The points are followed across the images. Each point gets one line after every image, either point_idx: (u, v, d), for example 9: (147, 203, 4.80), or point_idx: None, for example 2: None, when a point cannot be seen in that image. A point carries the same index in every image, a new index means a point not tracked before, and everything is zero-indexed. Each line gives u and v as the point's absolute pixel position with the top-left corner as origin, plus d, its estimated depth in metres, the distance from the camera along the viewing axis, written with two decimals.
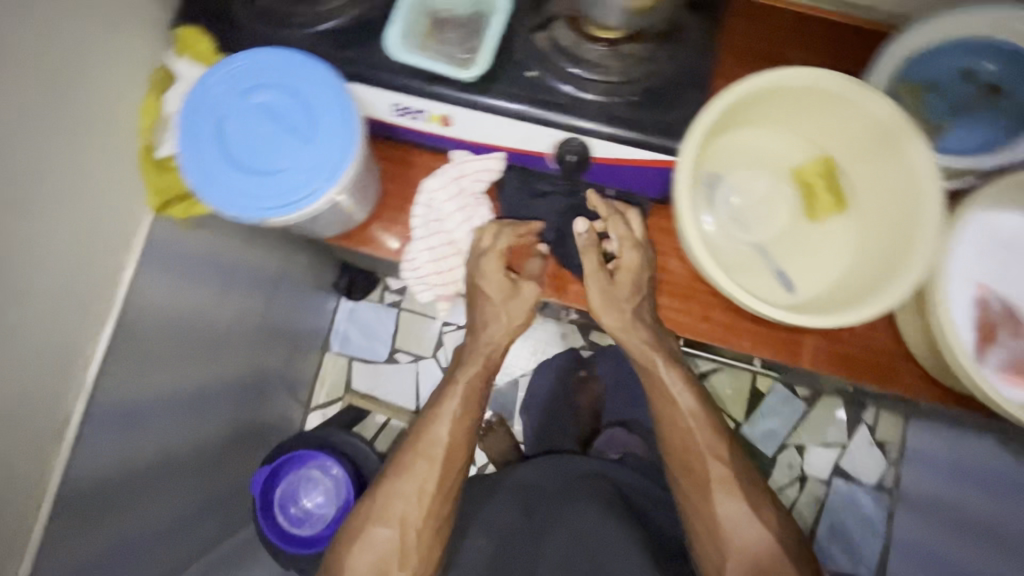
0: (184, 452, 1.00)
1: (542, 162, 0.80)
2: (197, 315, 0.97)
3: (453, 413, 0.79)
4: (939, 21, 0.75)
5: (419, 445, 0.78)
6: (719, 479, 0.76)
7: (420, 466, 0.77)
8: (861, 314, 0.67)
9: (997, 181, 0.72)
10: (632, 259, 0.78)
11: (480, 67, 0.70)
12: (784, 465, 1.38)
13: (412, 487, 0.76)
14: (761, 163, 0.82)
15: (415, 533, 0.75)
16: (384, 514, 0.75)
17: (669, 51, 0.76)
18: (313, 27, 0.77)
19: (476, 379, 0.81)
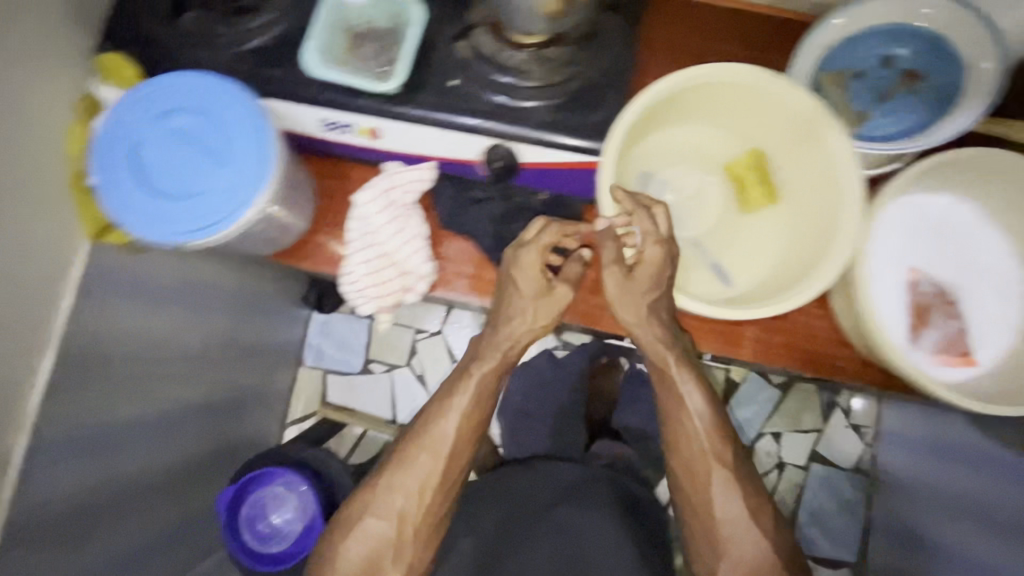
0: (159, 475, 0.97)
1: (472, 169, 0.80)
2: (161, 341, 0.94)
3: (462, 408, 0.69)
4: (853, 11, 0.76)
5: (422, 441, 0.68)
6: (722, 480, 0.66)
7: (420, 462, 0.67)
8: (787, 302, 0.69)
9: (916, 166, 0.72)
10: (655, 256, 0.68)
11: (399, 80, 0.70)
12: (762, 454, 1.36)
13: (410, 482, 0.67)
14: (694, 159, 0.84)
15: (411, 530, 0.67)
16: (375, 510, 0.67)
17: (591, 53, 0.76)
18: (236, 46, 0.77)
19: (489, 377, 0.69)
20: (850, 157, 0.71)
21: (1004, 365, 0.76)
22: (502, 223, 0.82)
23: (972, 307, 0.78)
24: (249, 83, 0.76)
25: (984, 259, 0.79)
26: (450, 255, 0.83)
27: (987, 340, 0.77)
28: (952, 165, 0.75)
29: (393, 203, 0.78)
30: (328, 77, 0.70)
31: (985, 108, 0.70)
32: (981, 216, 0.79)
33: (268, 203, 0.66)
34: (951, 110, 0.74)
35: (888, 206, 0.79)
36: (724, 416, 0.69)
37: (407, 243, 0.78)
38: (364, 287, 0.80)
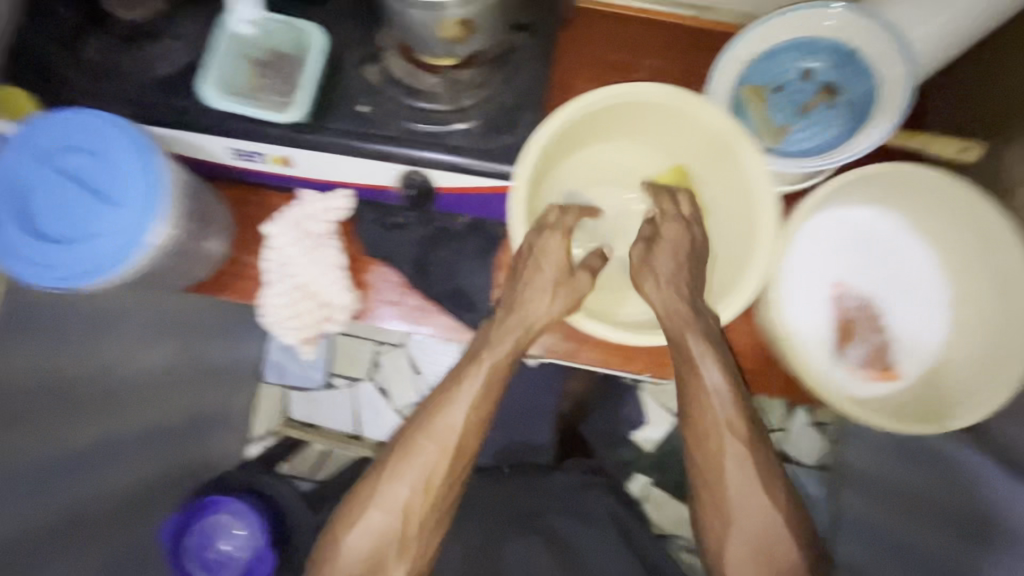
0: (112, 504, 0.90)
1: (389, 195, 0.78)
2: (103, 369, 0.86)
3: (470, 396, 0.66)
4: (767, 26, 0.75)
5: (427, 430, 0.66)
6: (732, 457, 0.65)
7: (424, 451, 0.66)
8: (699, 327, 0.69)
9: (829, 183, 0.71)
10: (673, 231, 0.69)
11: (302, 107, 0.69)
12: None
13: (415, 471, 0.66)
14: (619, 176, 0.84)
15: (417, 521, 0.67)
16: (380, 502, 0.66)
17: (505, 74, 0.74)
18: (147, 74, 0.73)
19: (503, 362, 0.67)
20: (762, 175, 0.70)
21: (925, 380, 0.76)
22: (425, 247, 0.81)
23: (897, 320, 0.78)
24: (150, 113, 0.73)
25: (907, 273, 0.79)
26: (374, 282, 0.81)
27: (910, 354, 0.77)
28: (867, 181, 0.74)
29: (309, 234, 0.77)
30: (224, 106, 0.68)
31: (893, 124, 0.69)
32: (905, 228, 0.78)
33: (159, 244, 0.65)
34: (864, 125, 0.73)
35: (809, 222, 0.78)
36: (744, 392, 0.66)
37: (326, 273, 0.76)
38: (283, 319, 0.77)
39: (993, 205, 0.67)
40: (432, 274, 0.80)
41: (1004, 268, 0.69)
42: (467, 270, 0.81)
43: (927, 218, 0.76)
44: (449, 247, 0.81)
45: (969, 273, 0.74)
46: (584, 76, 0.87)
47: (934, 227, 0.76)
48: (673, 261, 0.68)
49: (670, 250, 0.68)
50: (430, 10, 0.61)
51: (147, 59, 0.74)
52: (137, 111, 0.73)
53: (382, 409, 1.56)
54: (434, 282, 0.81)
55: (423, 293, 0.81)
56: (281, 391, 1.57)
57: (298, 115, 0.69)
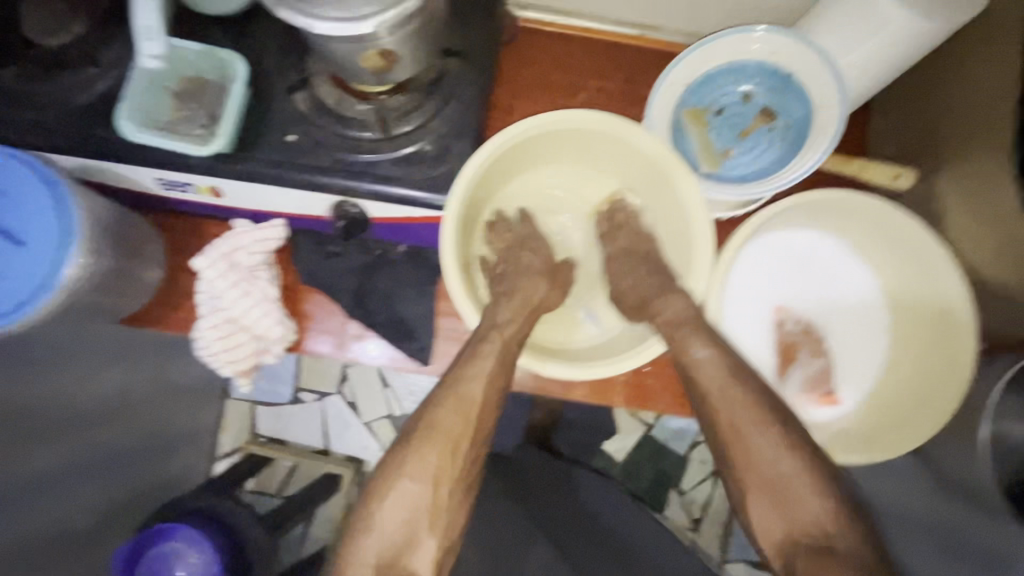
0: (52, 532, 0.92)
1: (324, 225, 0.77)
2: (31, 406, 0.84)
3: (485, 368, 0.66)
4: (704, 49, 0.73)
5: (454, 392, 0.64)
6: (752, 424, 0.60)
7: (448, 413, 0.63)
8: (634, 359, 0.70)
9: (766, 210, 0.71)
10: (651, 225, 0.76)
11: (226, 137, 0.67)
12: (699, 462, 1.34)
13: (445, 432, 0.63)
14: (561, 197, 0.84)
15: (450, 489, 0.62)
16: (412, 469, 0.61)
17: (438, 100, 0.71)
18: (70, 103, 0.70)
19: (504, 350, 0.68)
20: (698, 203, 0.71)
21: (863, 404, 0.77)
22: (365, 275, 0.80)
23: (837, 344, 0.79)
24: (70, 144, 0.70)
25: (848, 295, 0.79)
26: (313, 311, 0.81)
27: (849, 378, 0.78)
28: (806, 205, 0.74)
29: (237, 265, 0.74)
30: (142, 138, 0.65)
31: (826, 151, 0.68)
32: (844, 250, 0.79)
33: (73, 282, 0.64)
34: (801, 150, 0.72)
35: (750, 245, 0.78)
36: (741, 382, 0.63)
37: (256, 305, 0.74)
38: (215, 352, 0.75)
39: (926, 232, 0.69)
40: (371, 303, 0.80)
41: (938, 293, 0.71)
42: (407, 298, 0.81)
43: (866, 240, 0.77)
44: (389, 275, 0.81)
45: (904, 295, 0.76)
46: (528, 97, 0.86)
47: (872, 251, 0.77)
48: (645, 254, 0.75)
49: (635, 256, 0.76)
50: (355, 44, 0.59)
51: (72, 87, 0.71)
52: (57, 142, 0.70)
53: (352, 423, 1.48)
54: (374, 310, 0.80)
55: (363, 322, 0.80)
56: (249, 407, 1.48)
57: (223, 145, 0.67)
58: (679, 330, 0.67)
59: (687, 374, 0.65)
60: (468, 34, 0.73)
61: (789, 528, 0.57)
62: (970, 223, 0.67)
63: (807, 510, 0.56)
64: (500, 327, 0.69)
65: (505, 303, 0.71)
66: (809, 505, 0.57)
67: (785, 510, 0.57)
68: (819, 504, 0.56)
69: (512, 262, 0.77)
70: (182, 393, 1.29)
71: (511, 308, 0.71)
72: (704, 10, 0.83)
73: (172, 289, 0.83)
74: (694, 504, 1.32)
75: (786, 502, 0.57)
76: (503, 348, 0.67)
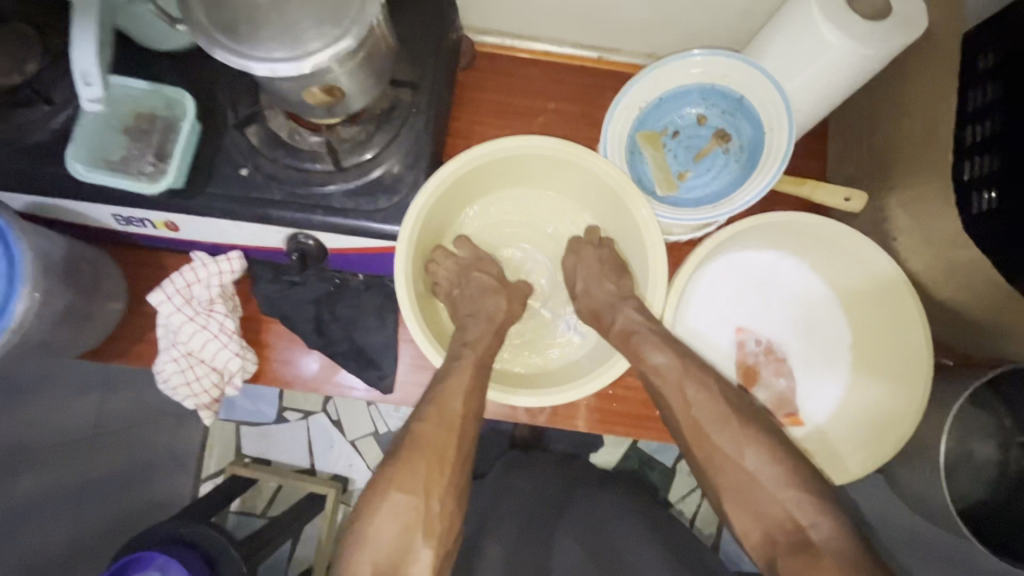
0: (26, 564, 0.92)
1: (283, 255, 0.77)
2: None
3: (465, 379, 0.67)
4: (657, 73, 0.73)
5: (437, 404, 0.66)
6: (721, 430, 0.62)
7: (435, 426, 0.65)
8: (592, 384, 0.70)
9: (721, 233, 0.71)
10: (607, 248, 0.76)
11: (176, 172, 0.67)
12: (685, 473, 1.35)
13: (431, 444, 0.64)
14: (518, 221, 0.83)
15: (440, 498, 0.62)
16: (400, 482, 0.62)
17: (390, 129, 0.71)
18: (19, 142, 0.70)
19: (482, 364, 0.70)
20: (652, 226, 0.70)
21: (830, 426, 0.76)
22: (324, 305, 0.80)
23: (800, 364, 0.79)
24: (23, 184, 0.69)
25: (809, 315, 0.79)
26: (276, 342, 0.82)
27: (813, 400, 0.77)
28: (765, 226, 0.74)
29: (193, 299, 0.74)
30: (94, 177, 0.65)
31: (777, 171, 0.69)
32: (804, 270, 0.79)
33: (25, 317, 0.64)
34: (754, 171, 0.72)
35: (708, 265, 0.78)
36: (694, 407, 0.64)
37: (213, 339, 0.74)
38: (175, 385, 0.75)
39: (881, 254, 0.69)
40: (331, 333, 0.80)
41: (897, 315, 0.71)
42: (369, 325, 0.81)
43: (824, 260, 0.77)
44: (349, 304, 0.81)
45: (864, 315, 0.76)
46: (487, 121, 0.86)
47: (830, 271, 0.78)
48: (604, 267, 0.74)
49: (592, 271, 0.74)
50: (299, 81, 0.59)
51: (25, 125, 0.70)
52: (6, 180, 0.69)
53: (336, 441, 1.48)
54: (335, 338, 0.80)
55: (325, 350, 0.80)
56: (234, 428, 1.48)
57: (173, 180, 0.67)
58: (633, 336, 0.68)
59: (651, 381, 0.68)
60: (419, 63, 0.73)
61: (765, 526, 0.59)
62: (921, 243, 0.68)
63: (779, 505, 0.59)
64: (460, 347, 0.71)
65: (473, 322, 0.73)
66: (769, 508, 0.59)
67: (757, 509, 0.60)
68: (794, 498, 0.59)
69: (466, 286, 0.76)
70: (155, 419, 1.30)
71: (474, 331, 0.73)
72: (660, 31, 0.83)
73: (134, 322, 0.83)
74: (682, 517, 1.33)
75: (751, 501, 0.60)
76: (460, 378, 0.67)
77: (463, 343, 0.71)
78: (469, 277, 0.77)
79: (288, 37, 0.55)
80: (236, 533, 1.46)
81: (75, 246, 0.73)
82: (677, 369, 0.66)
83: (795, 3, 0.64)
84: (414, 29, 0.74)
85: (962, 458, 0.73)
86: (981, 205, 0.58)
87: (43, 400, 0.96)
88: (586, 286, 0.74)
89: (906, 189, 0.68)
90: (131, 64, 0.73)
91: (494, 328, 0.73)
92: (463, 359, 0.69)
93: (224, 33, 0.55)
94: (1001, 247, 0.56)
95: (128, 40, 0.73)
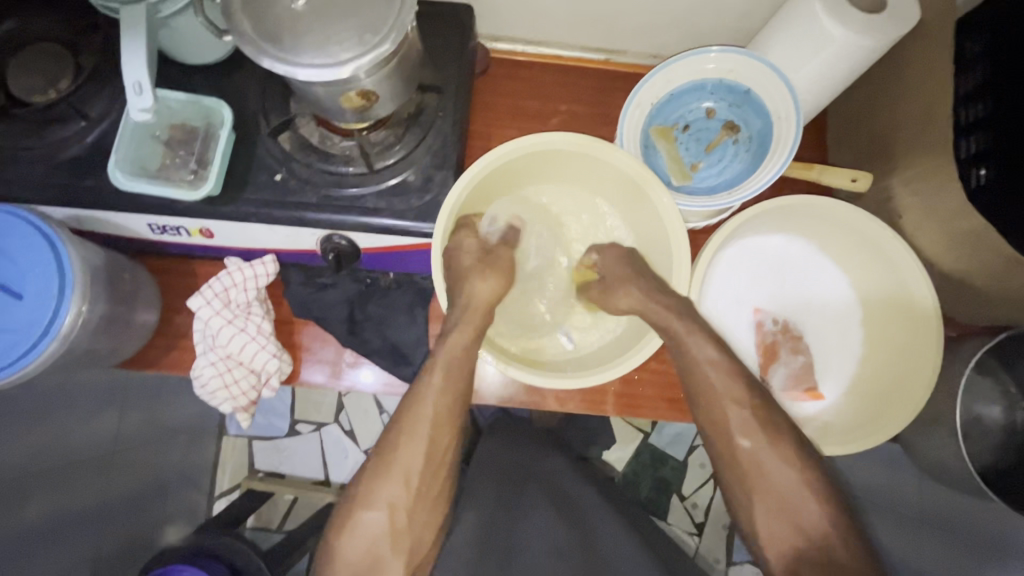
0: None
1: (314, 257, 0.79)
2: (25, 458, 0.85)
3: (433, 393, 0.70)
4: (667, 70, 0.78)
5: (404, 430, 0.69)
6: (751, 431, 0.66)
7: (405, 449, 0.69)
8: (623, 365, 0.73)
9: (739, 217, 0.75)
10: None
11: (215, 178, 0.69)
12: (698, 466, 1.38)
13: (398, 467, 0.68)
14: (539, 215, 0.86)
15: (405, 517, 0.68)
16: (366, 500, 0.68)
17: (418, 132, 0.74)
18: (56, 157, 0.71)
19: (454, 376, 0.71)
20: (672, 211, 0.74)
21: (847, 395, 0.80)
22: (356, 304, 0.83)
23: (813, 340, 0.83)
24: (61, 198, 0.71)
25: (819, 293, 0.83)
26: (306, 342, 0.85)
27: (829, 372, 0.82)
28: (776, 210, 0.78)
29: (231, 302, 0.77)
30: (136, 187, 0.67)
31: (788, 156, 0.73)
32: (812, 251, 0.84)
33: (71, 330, 0.65)
34: (765, 159, 0.77)
35: (721, 251, 0.82)
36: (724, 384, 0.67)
37: (251, 341, 0.77)
38: (214, 389, 0.78)
39: (882, 226, 0.74)
40: (364, 332, 0.83)
41: (906, 287, 0.75)
42: (398, 323, 0.84)
43: (832, 240, 0.82)
44: (378, 302, 0.83)
45: (872, 290, 0.80)
46: (504, 124, 0.89)
47: (838, 249, 0.82)
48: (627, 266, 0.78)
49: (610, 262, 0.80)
50: (340, 86, 0.61)
51: (62, 139, 0.71)
52: (43, 195, 0.71)
53: (350, 451, 1.46)
54: (366, 336, 0.83)
55: (357, 348, 0.83)
56: (246, 443, 1.46)
57: (213, 187, 0.69)
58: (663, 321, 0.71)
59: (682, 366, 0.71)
60: (442, 70, 0.77)
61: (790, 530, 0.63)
62: (925, 219, 0.72)
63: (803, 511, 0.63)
64: (442, 345, 0.72)
65: (458, 313, 0.73)
66: (802, 504, 0.63)
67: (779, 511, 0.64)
68: (813, 506, 0.63)
69: (483, 273, 0.77)
70: (173, 435, 1.29)
71: (455, 342, 0.72)
72: (666, 31, 0.87)
73: (167, 331, 0.85)
74: (697, 508, 1.36)
75: (776, 492, 0.65)
76: (444, 387, 0.71)
77: (444, 347, 0.72)
78: (487, 259, 0.78)
79: (328, 44, 0.58)
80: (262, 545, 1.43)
81: (112, 257, 0.75)
82: (729, 370, 0.70)
83: (795, 1, 0.69)
84: (436, 37, 0.78)
85: (973, 424, 0.77)
86: (977, 180, 0.63)
87: (60, 418, 0.96)
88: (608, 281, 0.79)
89: (906, 168, 0.72)
90: (166, 79, 0.75)
91: (465, 331, 0.72)
92: (432, 371, 0.71)
93: (269, 42, 0.57)
94: (1005, 214, 0.60)
95: (161, 56, 0.76)
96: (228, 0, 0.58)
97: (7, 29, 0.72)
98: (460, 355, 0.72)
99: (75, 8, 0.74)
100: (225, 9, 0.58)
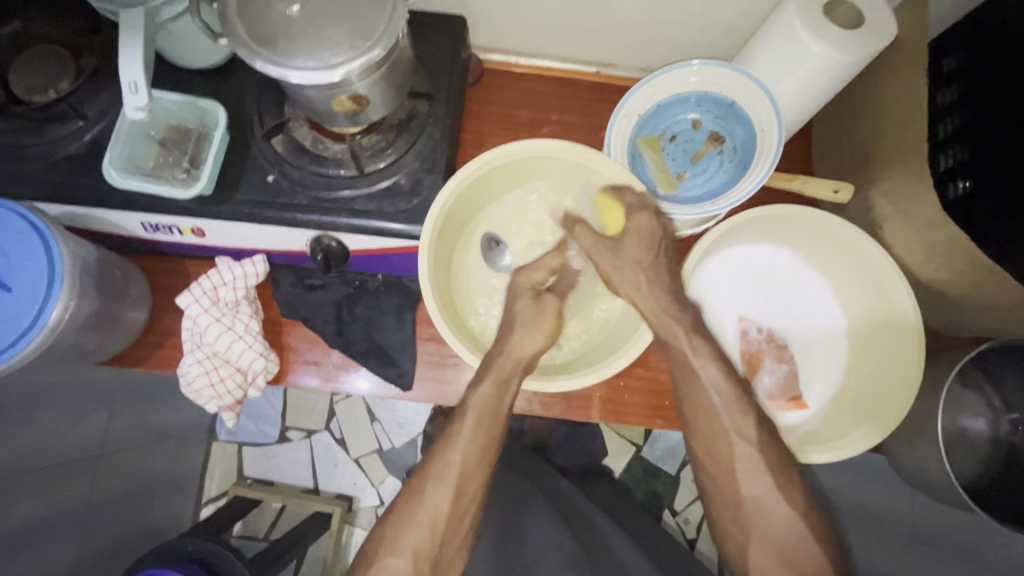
0: None
1: (304, 258, 0.80)
2: None
3: (469, 433, 0.68)
4: (654, 83, 0.80)
5: (433, 474, 0.67)
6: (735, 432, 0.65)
7: (432, 494, 0.67)
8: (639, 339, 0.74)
9: (729, 220, 0.76)
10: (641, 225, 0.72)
11: (208, 177, 0.70)
12: (689, 482, 1.37)
13: (426, 512, 0.66)
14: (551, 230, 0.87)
15: (430, 564, 0.66)
16: (392, 546, 0.65)
17: (408, 138, 0.75)
18: (53, 154, 0.72)
19: (488, 418, 0.69)
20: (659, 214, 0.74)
21: (829, 405, 0.81)
22: (345, 306, 0.84)
23: (799, 351, 0.83)
24: (57, 194, 0.72)
25: (808, 305, 0.84)
26: (295, 344, 0.85)
27: (813, 383, 0.82)
28: (760, 218, 0.79)
29: (220, 300, 0.78)
30: (130, 184, 0.68)
31: (770, 166, 0.74)
32: (798, 263, 0.85)
33: (59, 322, 0.66)
34: (748, 169, 0.78)
35: (710, 258, 0.83)
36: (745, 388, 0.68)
37: (238, 339, 0.78)
38: (200, 387, 0.78)
39: (871, 244, 0.74)
40: (352, 332, 0.84)
41: (887, 297, 0.76)
42: (386, 324, 0.84)
43: (817, 252, 0.83)
44: (366, 304, 0.84)
45: (856, 302, 0.81)
46: (495, 132, 0.91)
47: (823, 262, 0.83)
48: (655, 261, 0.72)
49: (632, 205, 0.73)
50: (330, 89, 0.62)
51: (61, 138, 0.73)
52: (38, 192, 0.72)
53: (340, 460, 1.45)
54: (354, 338, 0.84)
55: (345, 350, 0.84)
56: (236, 448, 1.45)
57: (205, 186, 0.70)
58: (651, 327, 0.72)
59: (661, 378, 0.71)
60: (434, 77, 0.78)
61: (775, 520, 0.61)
62: (904, 229, 0.73)
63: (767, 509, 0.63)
64: (473, 387, 0.70)
65: (500, 357, 0.71)
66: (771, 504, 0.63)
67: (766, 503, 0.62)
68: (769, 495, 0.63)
69: (535, 326, 0.74)
70: (161, 438, 1.29)
71: (486, 389, 0.69)
72: (654, 47, 0.90)
73: (157, 330, 0.85)
74: (688, 524, 1.35)
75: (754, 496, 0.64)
76: (475, 423, 0.69)
77: (475, 394, 0.70)
78: (545, 308, 0.75)
79: (320, 48, 0.59)
80: (247, 552, 1.42)
81: (104, 254, 0.76)
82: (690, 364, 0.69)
83: (777, 16, 0.71)
84: (429, 47, 0.80)
85: (958, 436, 0.78)
86: (955, 191, 0.67)
87: (50, 419, 0.96)
88: (637, 271, 0.72)
89: (885, 181, 0.73)
90: (166, 83, 0.78)
91: (500, 380, 0.70)
92: (469, 411, 0.69)
93: (262, 46, 0.59)
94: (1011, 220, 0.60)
95: (161, 59, 0.78)
96: (223, 4, 0.60)
97: (13, 32, 0.74)
98: (493, 403, 0.69)
99: (76, 11, 0.76)
100: (220, 13, 0.60)
